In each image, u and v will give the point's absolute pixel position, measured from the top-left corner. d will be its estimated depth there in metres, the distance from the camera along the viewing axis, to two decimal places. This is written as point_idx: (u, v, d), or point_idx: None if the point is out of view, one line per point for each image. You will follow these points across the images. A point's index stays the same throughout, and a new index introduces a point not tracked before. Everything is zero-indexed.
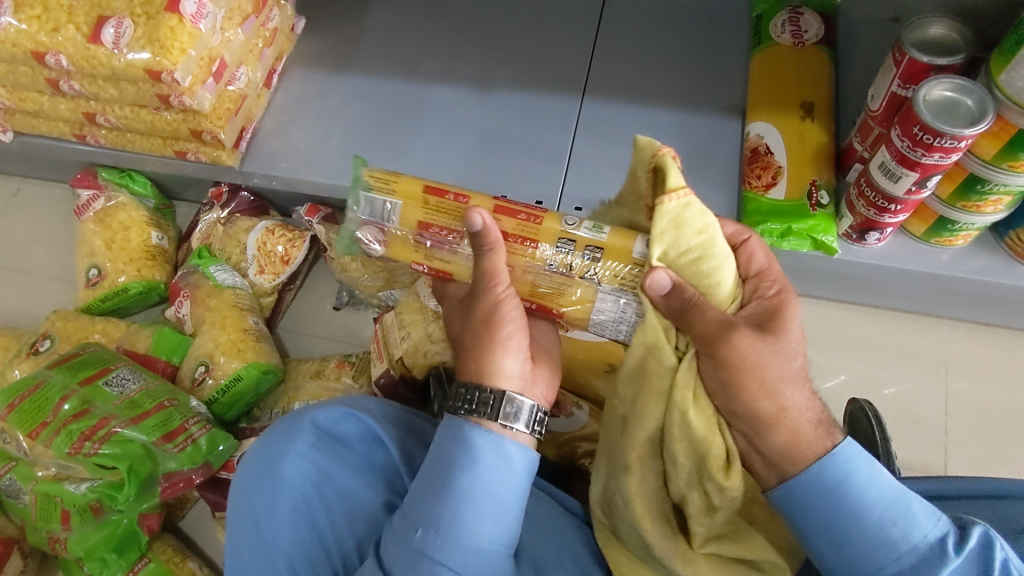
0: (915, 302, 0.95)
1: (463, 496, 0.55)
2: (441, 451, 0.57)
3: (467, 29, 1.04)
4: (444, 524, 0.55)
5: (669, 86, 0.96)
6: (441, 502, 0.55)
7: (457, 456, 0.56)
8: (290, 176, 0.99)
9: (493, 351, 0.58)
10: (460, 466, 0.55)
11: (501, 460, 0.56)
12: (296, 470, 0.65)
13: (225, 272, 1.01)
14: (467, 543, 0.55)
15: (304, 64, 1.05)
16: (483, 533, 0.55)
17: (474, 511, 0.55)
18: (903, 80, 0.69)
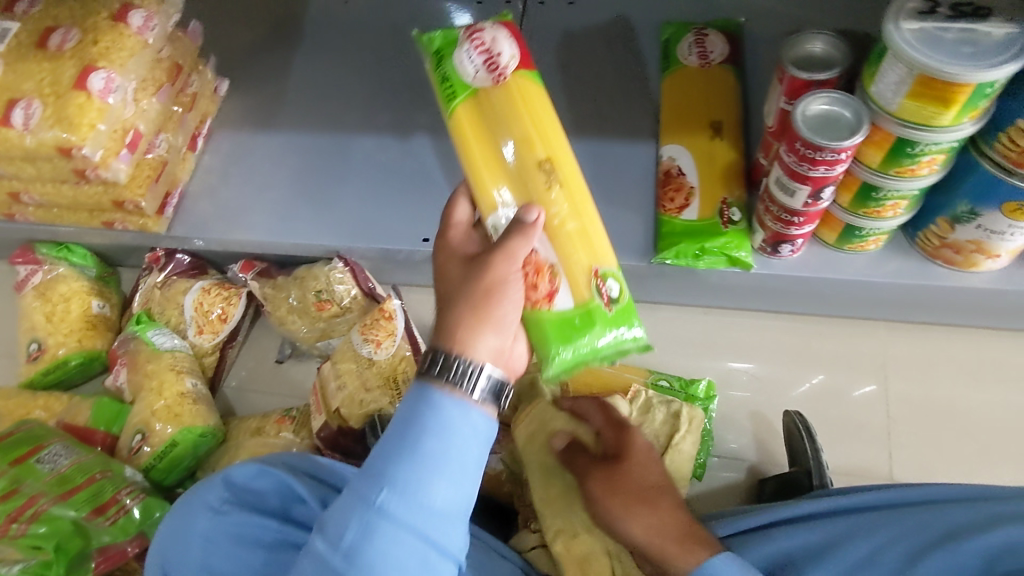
0: (848, 309, 0.96)
1: (423, 457, 0.51)
2: (402, 409, 0.53)
3: (388, 78, 1.06)
4: (393, 485, 0.51)
5: (585, 116, 0.97)
6: (393, 452, 0.51)
7: (416, 413, 0.52)
8: (221, 236, 0.99)
9: (488, 325, 0.55)
10: (425, 425, 0.52)
11: (459, 422, 0.52)
12: (206, 524, 0.68)
13: (163, 336, 1.01)
14: (417, 510, 0.51)
15: (230, 124, 1.07)
16: (432, 506, 0.51)
17: (427, 471, 0.51)
18: (788, 97, 0.70)
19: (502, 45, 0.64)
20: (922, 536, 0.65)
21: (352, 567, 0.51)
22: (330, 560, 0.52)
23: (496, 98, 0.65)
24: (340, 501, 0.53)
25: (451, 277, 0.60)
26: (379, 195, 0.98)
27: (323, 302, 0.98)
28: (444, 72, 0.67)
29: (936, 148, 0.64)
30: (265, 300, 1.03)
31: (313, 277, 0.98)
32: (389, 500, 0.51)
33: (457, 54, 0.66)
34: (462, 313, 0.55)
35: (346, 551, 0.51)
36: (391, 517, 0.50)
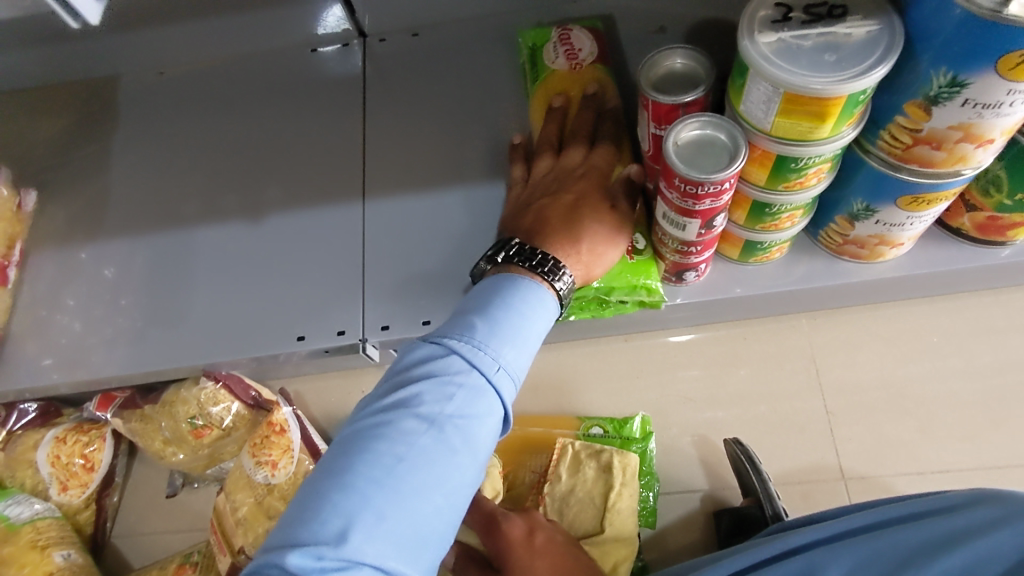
0: (770, 308, 0.90)
1: (528, 338, 0.56)
2: (494, 289, 0.58)
3: (225, 151, 0.92)
4: (499, 350, 0.54)
5: (452, 159, 0.87)
6: (497, 317, 0.55)
7: (514, 292, 0.57)
8: (57, 378, 0.84)
9: (586, 269, 0.67)
10: (531, 309, 0.57)
11: (547, 307, 0.59)
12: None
13: (18, 506, 0.85)
14: (508, 382, 0.54)
15: (48, 241, 0.91)
16: (517, 381, 0.55)
17: (521, 344, 0.55)
18: (656, 123, 0.64)
19: (583, 41, 0.85)
20: (878, 569, 0.58)
21: (453, 424, 0.50)
22: (434, 416, 0.50)
23: (572, 79, 0.83)
24: (440, 359, 0.53)
25: (585, 192, 0.69)
26: (239, 291, 0.85)
27: (199, 428, 0.85)
28: (537, 61, 0.87)
29: (820, 159, 0.59)
30: (134, 435, 0.89)
31: (182, 401, 0.85)
32: (496, 365, 0.53)
33: (547, 48, 0.86)
34: (583, 247, 0.66)
35: (452, 407, 0.51)
36: (493, 380, 0.53)
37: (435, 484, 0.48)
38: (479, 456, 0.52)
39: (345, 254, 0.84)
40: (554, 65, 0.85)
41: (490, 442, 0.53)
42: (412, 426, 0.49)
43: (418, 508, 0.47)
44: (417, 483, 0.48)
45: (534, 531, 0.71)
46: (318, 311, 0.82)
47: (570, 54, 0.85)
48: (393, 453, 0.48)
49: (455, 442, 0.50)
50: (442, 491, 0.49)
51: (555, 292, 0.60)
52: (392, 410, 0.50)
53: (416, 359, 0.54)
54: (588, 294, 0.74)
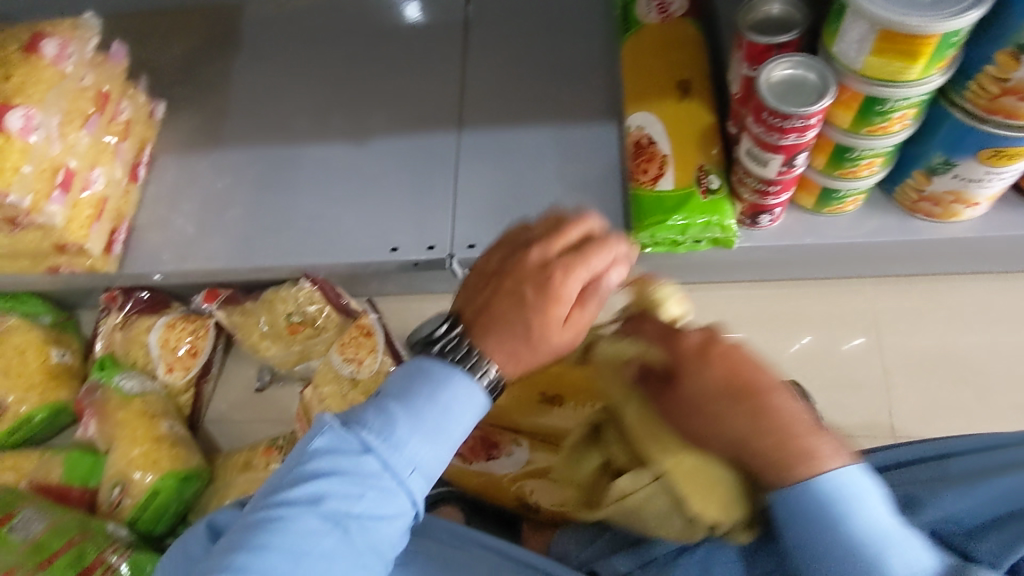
0: (837, 267, 0.93)
1: (451, 437, 0.53)
2: (419, 374, 0.53)
3: (336, 79, 1.01)
4: (412, 450, 0.51)
5: (543, 101, 0.93)
6: (421, 414, 0.51)
7: (433, 378, 0.53)
8: (175, 268, 0.94)
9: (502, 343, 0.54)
10: (469, 405, 0.53)
11: (472, 400, 0.53)
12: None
13: (130, 380, 0.97)
14: (421, 481, 0.52)
15: (173, 148, 1.00)
16: (432, 475, 0.53)
17: (438, 443, 0.52)
18: (749, 63, 0.69)
19: None
20: None
21: (354, 528, 0.50)
22: (336, 519, 0.49)
23: (660, 31, 0.88)
24: (345, 442, 0.51)
25: (501, 289, 0.55)
26: (340, 205, 0.93)
27: (295, 325, 0.95)
28: (626, 14, 0.92)
29: (906, 103, 0.62)
30: (235, 329, 0.98)
31: (281, 299, 0.94)
32: (407, 470, 0.51)
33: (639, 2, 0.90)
34: (527, 339, 0.54)
35: (360, 507, 0.50)
36: (402, 481, 0.51)
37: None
38: (383, 551, 0.51)
39: (440, 180, 0.91)
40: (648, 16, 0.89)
41: (399, 538, 0.52)
42: (312, 527, 0.48)
43: None
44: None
45: (715, 340, 0.53)
46: (413, 226, 0.90)
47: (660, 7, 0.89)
48: (286, 552, 0.48)
49: (355, 543, 0.50)
50: None
51: (479, 385, 0.53)
52: (271, 504, 0.49)
53: (317, 447, 0.51)
54: (663, 233, 0.78)
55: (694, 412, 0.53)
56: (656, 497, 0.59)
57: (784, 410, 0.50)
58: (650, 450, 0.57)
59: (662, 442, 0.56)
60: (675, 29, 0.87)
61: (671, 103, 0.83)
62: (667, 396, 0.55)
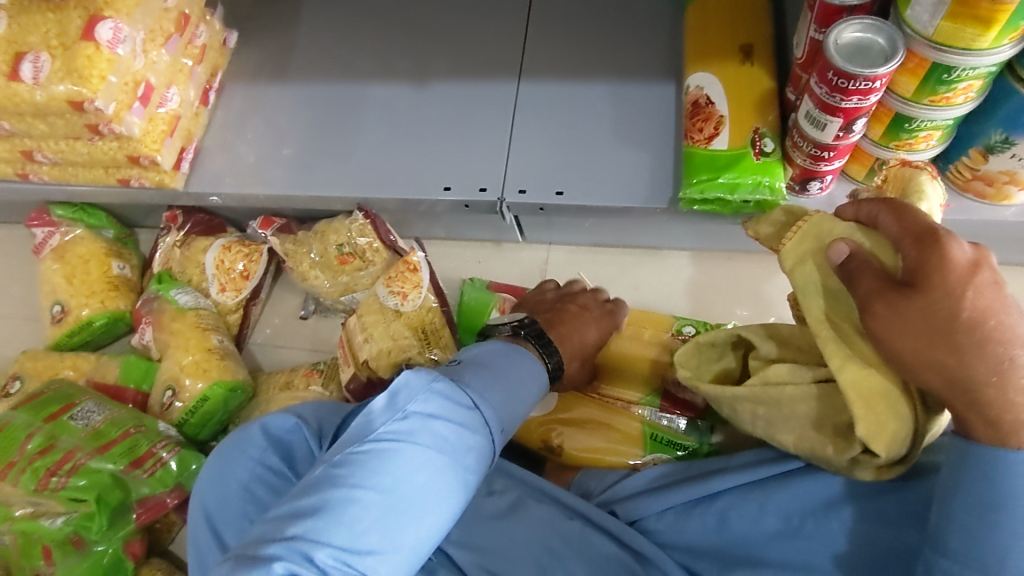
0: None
1: (520, 405, 0.64)
2: (502, 355, 0.67)
3: (401, 22, 1.03)
4: (502, 412, 0.62)
5: (602, 58, 0.95)
6: (502, 380, 0.63)
7: (513, 359, 0.67)
8: (236, 191, 0.98)
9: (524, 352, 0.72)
10: (529, 381, 0.66)
11: (533, 376, 0.67)
12: (247, 472, 0.67)
13: (185, 295, 1.01)
14: (502, 440, 0.62)
15: (241, 77, 1.04)
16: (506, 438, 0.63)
17: (514, 409, 0.63)
18: (818, 25, 0.70)
19: None
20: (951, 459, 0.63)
21: (465, 470, 0.57)
22: (456, 459, 0.56)
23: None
24: (456, 395, 0.58)
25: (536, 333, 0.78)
26: (396, 144, 0.96)
27: (345, 256, 0.98)
28: None
29: (973, 74, 0.63)
30: (286, 256, 1.02)
31: (334, 231, 0.98)
32: (497, 427, 0.61)
33: None
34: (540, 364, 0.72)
35: (470, 456, 0.57)
36: (493, 438, 0.60)
37: (449, 515, 0.55)
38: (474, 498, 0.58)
39: (496, 126, 0.94)
40: None
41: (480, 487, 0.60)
42: (438, 463, 0.55)
43: (427, 536, 0.53)
44: (441, 513, 0.54)
45: (982, 267, 0.51)
46: (465, 169, 0.93)
47: None
48: (418, 482, 0.53)
49: (464, 482, 0.56)
50: (448, 523, 0.55)
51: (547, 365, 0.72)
52: (408, 436, 0.54)
53: (438, 393, 0.57)
54: (713, 190, 0.79)
55: (917, 331, 0.51)
56: (808, 399, 0.65)
57: (995, 372, 0.50)
58: (829, 354, 0.61)
59: (849, 350, 0.60)
60: None
61: (733, 66, 0.84)
62: (874, 308, 0.54)
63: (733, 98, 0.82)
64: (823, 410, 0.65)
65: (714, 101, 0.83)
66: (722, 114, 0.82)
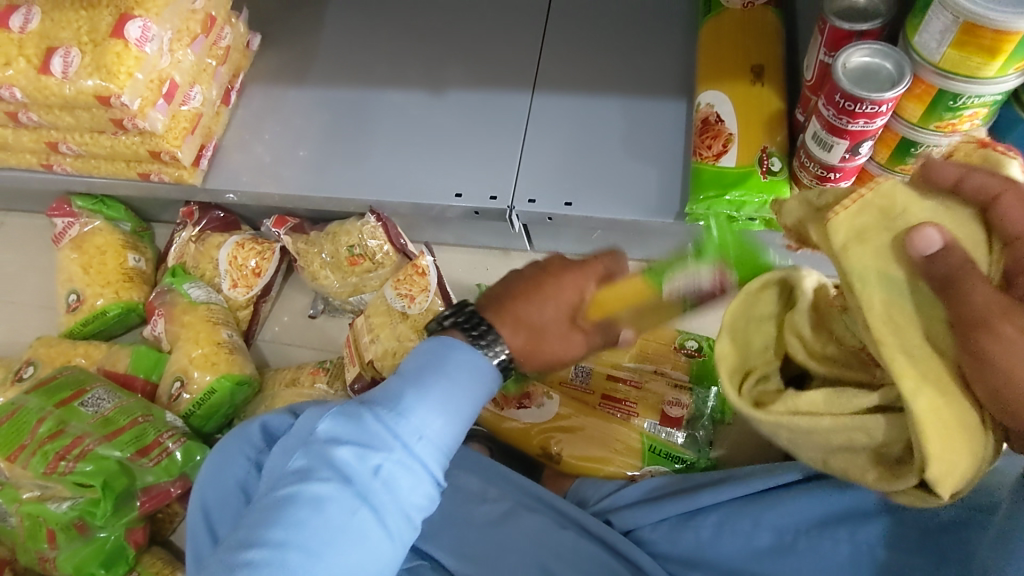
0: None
1: (457, 407, 0.56)
2: (434, 353, 0.57)
3: (421, 31, 1.05)
4: (426, 419, 0.55)
5: (616, 74, 0.97)
6: (430, 384, 0.56)
7: (450, 359, 0.57)
8: (252, 189, 1.00)
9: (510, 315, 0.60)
10: (463, 380, 0.57)
11: (477, 373, 0.57)
12: (243, 472, 0.70)
13: (198, 289, 1.04)
14: (433, 450, 0.55)
15: (262, 79, 1.07)
16: (447, 445, 0.56)
17: (450, 412, 0.56)
18: (828, 48, 0.71)
19: None
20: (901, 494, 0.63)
21: (376, 491, 0.52)
22: (354, 481, 0.52)
23: (741, 16, 0.89)
24: (358, 417, 0.54)
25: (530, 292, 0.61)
26: (411, 150, 0.99)
27: (355, 257, 1.00)
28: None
29: (979, 101, 0.64)
30: (298, 255, 1.04)
31: (346, 232, 0.99)
32: (420, 436, 0.54)
33: None
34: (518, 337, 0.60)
35: (377, 475, 0.53)
36: (417, 451, 0.54)
37: (360, 538, 0.51)
38: (409, 516, 0.54)
39: (510, 136, 0.96)
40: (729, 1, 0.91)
41: (422, 502, 0.54)
42: (331, 489, 0.51)
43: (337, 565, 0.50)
44: (347, 541, 0.51)
45: None
46: (478, 177, 0.95)
47: None
48: (307, 513, 0.51)
49: (375, 501, 0.52)
50: (364, 546, 0.51)
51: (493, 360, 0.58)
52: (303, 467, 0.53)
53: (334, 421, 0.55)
54: (719, 207, 0.81)
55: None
56: (860, 428, 0.51)
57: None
58: (897, 374, 0.46)
59: (905, 364, 0.46)
60: (758, 16, 0.89)
61: (744, 85, 0.85)
62: (1005, 332, 0.41)
63: (742, 117, 0.83)
64: (871, 438, 0.51)
65: (724, 119, 0.84)
66: (732, 133, 0.83)
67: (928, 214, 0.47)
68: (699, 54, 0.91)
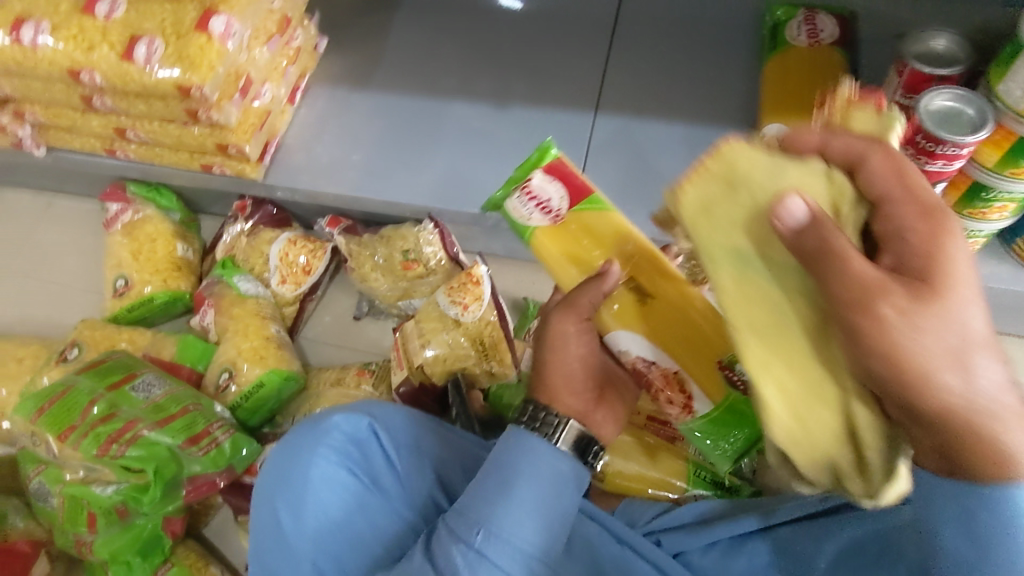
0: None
1: (529, 503, 0.62)
2: (509, 450, 0.63)
3: (486, 46, 1.07)
4: (501, 522, 0.61)
5: (679, 101, 0.99)
6: (505, 484, 0.62)
7: (525, 452, 0.63)
8: (310, 188, 1.01)
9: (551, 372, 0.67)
10: (529, 473, 0.63)
11: (543, 461, 0.63)
12: (320, 472, 0.69)
13: (248, 282, 1.04)
14: (508, 549, 0.61)
15: (326, 81, 1.08)
16: (524, 540, 0.62)
17: (522, 511, 0.62)
18: (905, 90, 0.72)
19: (826, 24, 0.93)
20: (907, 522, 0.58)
21: None
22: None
23: (807, 53, 0.92)
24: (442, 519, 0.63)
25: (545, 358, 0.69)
26: (473, 161, 1.00)
27: (409, 262, 1.01)
28: (776, 34, 0.96)
29: None
30: (349, 256, 1.04)
31: (401, 236, 1.01)
32: (497, 537, 0.61)
33: (790, 25, 0.95)
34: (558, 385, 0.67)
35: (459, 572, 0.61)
36: (494, 551, 0.61)
37: None
38: None
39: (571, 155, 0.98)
40: (797, 38, 0.93)
41: None
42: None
43: None
44: None
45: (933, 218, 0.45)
46: None
47: (812, 31, 0.93)
48: None
49: None
50: None
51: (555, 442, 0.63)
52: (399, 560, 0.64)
53: None
54: None
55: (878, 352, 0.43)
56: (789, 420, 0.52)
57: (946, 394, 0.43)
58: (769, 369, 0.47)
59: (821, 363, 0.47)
60: (824, 55, 0.92)
61: (810, 120, 0.87)
62: (883, 312, 0.42)
63: None
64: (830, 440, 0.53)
65: None
66: None
67: (772, 184, 0.50)
68: (763, 86, 0.93)
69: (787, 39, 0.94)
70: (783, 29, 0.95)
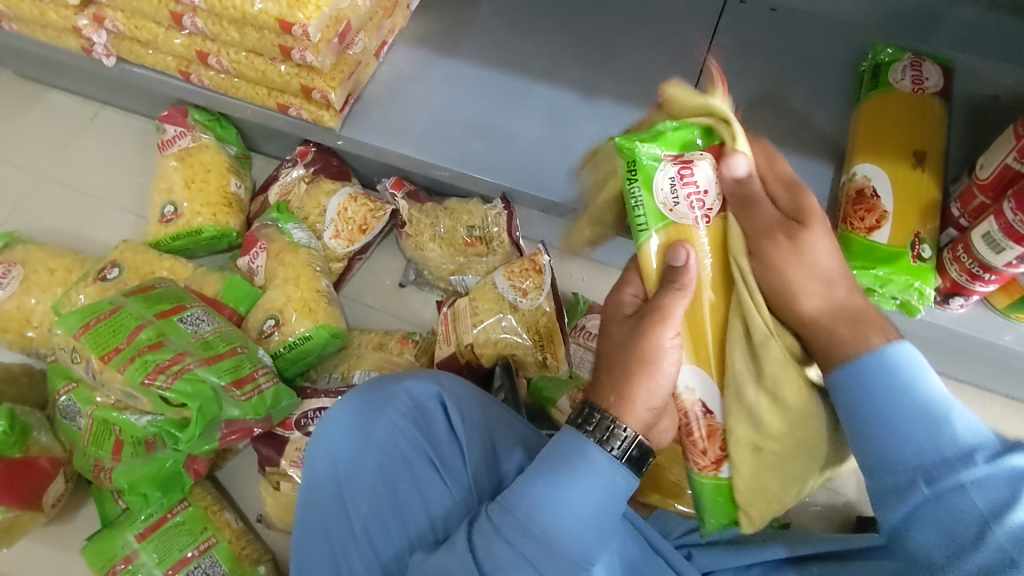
0: (994, 376, 0.93)
1: (573, 508, 0.55)
2: (562, 449, 0.57)
3: (581, 33, 1.05)
4: (540, 522, 0.55)
5: (768, 122, 0.98)
6: (549, 482, 0.56)
7: (580, 452, 0.56)
8: (383, 145, 0.99)
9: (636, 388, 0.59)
10: (577, 476, 0.56)
11: (597, 467, 0.56)
12: (385, 432, 0.72)
13: (301, 231, 1.01)
14: (545, 553, 0.55)
15: (413, 40, 1.05)
16: (567, 548, 0.55)
17: (563, 514, 0.55)
18: (1018, 154, 0.75)
19: (932, 73, 0.92)
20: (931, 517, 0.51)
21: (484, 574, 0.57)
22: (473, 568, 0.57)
23: (910, 97, 0.90)
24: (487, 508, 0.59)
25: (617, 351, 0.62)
26: (551, 147, 0.98)
27: (473, 238, 1.00)
28: (878, 73, 0.94)
29: None
30: (408, 222, 1.02)
31: (467, 211, 1.00)
32: (537, 537, 0.55)
33: (894, 67, 0.93)
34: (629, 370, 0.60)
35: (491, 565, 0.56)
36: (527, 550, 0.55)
37: None
38: None
39: None
40: (902, 80, 0.92)
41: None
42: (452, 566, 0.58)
43: None
44: None
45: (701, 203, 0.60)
46: None
47: (918, 76, 0.92)
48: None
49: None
50: None
51: (608, 452, 0.57)
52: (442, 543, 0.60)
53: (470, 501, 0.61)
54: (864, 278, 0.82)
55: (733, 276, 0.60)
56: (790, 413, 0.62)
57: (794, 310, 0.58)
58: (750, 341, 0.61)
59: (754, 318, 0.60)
60: (928, 102, 0.90)
61: (905, 166, 0.86)
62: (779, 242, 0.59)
63: (900, 195, 0.84)
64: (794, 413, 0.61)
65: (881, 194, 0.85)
66: (885, 209, 0.83)
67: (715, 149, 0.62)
68: (859, 122, 0.92)
69: (890, 79, 0.93)
70: (887, 70, 0.94)
